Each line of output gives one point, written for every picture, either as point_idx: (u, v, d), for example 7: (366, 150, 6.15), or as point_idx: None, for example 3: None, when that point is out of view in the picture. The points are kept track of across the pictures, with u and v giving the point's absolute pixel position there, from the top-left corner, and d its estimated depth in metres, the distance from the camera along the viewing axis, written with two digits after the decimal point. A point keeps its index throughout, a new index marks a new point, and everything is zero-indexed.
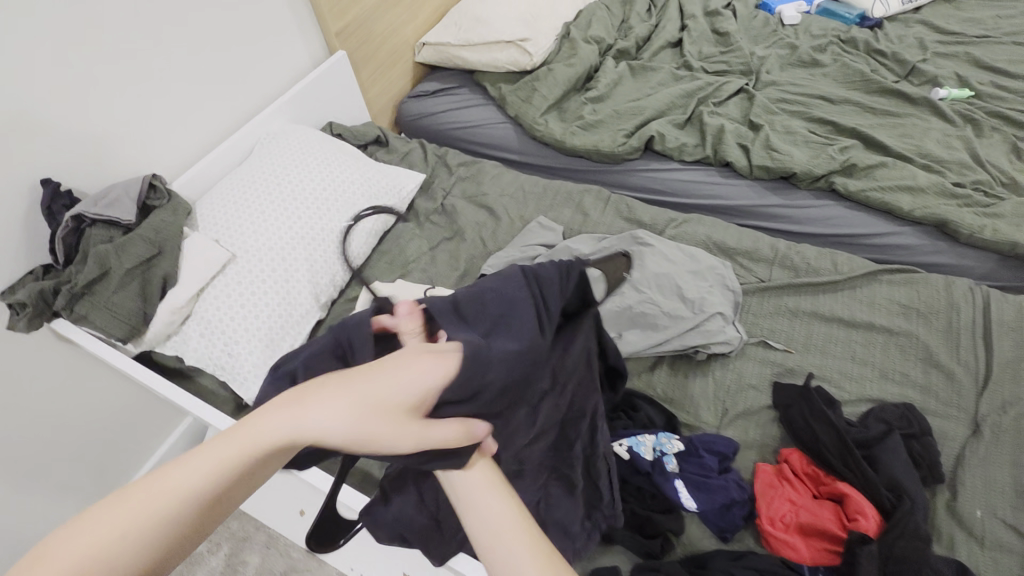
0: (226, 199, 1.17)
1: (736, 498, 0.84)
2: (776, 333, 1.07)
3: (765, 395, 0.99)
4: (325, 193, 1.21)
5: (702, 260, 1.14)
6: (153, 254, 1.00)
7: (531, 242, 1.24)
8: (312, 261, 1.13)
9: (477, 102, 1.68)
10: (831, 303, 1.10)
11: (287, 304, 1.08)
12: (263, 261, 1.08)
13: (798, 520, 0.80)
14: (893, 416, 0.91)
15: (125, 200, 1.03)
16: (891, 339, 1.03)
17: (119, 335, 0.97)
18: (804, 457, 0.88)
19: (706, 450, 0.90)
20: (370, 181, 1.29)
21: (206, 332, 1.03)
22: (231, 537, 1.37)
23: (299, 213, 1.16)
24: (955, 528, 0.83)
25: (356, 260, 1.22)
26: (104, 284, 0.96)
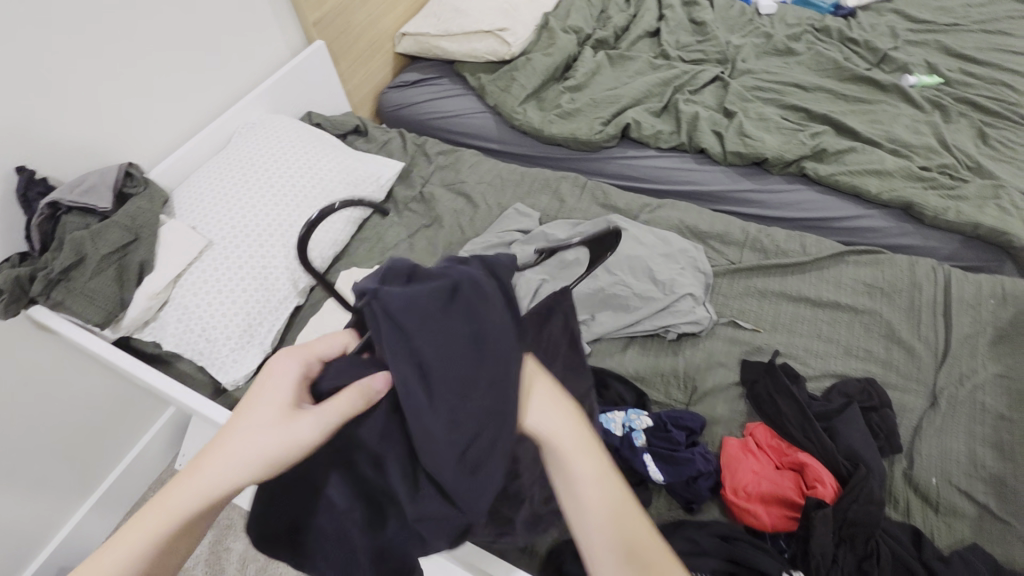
0: (202, 188, 1.18)
1: (702, 470, 0.86)
2: (745, 313, 1.10)
3: (733, 372, 1.02)
4: (302, 180, 1.22)
5: (674, 243, 1.16)
6: (129, 240, 1.01)
7: (507, 228, 1.25)
8: (288, 247, 1.14)
9: (457, 92, 1.69)
10: (799, 284, 1.13)
11: (264, 289, 1.09)
12: (239, 249, 1.09)
13: (761, 489, 0.83)
14: (854, 390, 0.95)
15: (100, 188, 1.04)
16: (856, 318, 1.07)
17: (96, 321, 0.97)
18: (769, 431, 0.91)
19: (674, 426, 0.92)
20: (348, 168, 1.30)
21: (183, 318, 1.04)
22: (216, 525, 1.39)
23: (275, 201, 1.17)
24: (911, 495, 0.86)
25: (334, 247, 1.23)
26: (81, 270, 0.97)
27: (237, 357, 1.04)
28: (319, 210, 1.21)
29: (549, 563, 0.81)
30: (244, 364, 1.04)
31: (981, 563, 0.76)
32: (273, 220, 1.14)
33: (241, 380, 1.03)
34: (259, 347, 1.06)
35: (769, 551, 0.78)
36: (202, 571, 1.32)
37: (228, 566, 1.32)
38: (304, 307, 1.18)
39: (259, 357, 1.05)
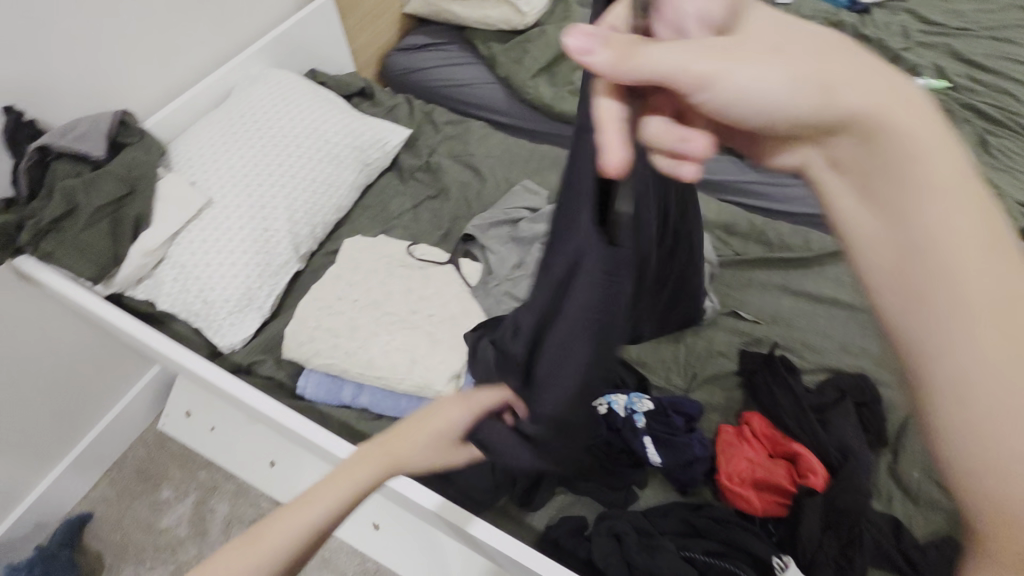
0: (202, 141, 1.13)
1: (698, 455, 0.89)
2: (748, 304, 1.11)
3: (732, 363, 1.03)
4: (307, 142, 1.18)
5: None
6: (124, 193, 0.96)
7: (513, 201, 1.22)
8: (291, 211, 1.11)
9: (467, 60, 1.64)
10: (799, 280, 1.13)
11: (264, 253, 1.06)
12: (240, 209, 1.06)
13: (755, 477, 0.85)
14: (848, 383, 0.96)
15: (93, 135, 0.99)
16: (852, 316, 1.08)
17: (87, 276, 0.93)
18: (765, 422, 0.93)
19: (674, 411, 0.94)
20: (354, 132, 1.25)
21: (180, 277, 1.00)
22: (200, 487, 1.38)
23: (278, 164, 1.13)
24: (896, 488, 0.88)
25: (336, 214, 1.20)
26: (71, 222, 0.92)
27: (235, 321, 1.02)
28: (323, 174, 1.17)
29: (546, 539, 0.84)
30: (242, 328, 1.02)
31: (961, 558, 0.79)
32: (273, 182, 1.11)
33: (238, 344, 1.02)
34: (257, 310, 1.04)
35: (759, 535, 0.80)
36: (185, 531, 1.32)
37: (212, 528, 1.32)
38: (303, 273, 1.14)
39: (256, 322, 1.04)
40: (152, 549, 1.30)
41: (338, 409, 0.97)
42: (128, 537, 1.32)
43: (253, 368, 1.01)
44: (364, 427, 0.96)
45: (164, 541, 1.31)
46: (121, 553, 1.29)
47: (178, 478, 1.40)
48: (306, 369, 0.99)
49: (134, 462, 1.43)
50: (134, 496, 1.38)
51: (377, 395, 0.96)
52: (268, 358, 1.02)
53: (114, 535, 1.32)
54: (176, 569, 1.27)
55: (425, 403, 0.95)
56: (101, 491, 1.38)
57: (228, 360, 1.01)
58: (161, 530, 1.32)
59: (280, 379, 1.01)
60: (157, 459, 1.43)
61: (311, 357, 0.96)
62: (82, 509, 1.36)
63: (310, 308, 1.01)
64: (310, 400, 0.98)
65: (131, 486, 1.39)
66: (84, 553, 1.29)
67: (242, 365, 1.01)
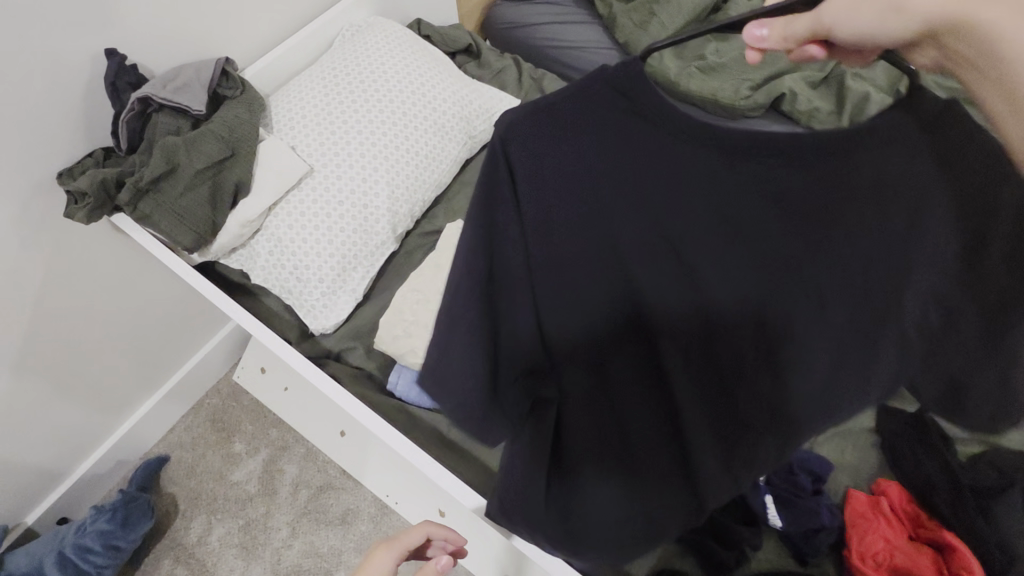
0: (303, 98, 1.03)
1: (825, 524, 0.80)
2: None
3: (868, 418, 0.91)
4: (413, 108, 1.06)
5: None
6: (225, 155, 0.88)
7: None
8: (392, 187, 1.01)
9: (582, 18, 1.45)
10: None
11: (362, 232, 0.98)
12: (341, 182, 0.97)
13: (892, 563, 0.76)
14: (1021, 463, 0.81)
15: (194, 86, 0.91)
16: None
17: (185, 244, 0.88)
18: (904, 494, 0.83)
19: (800, 468, 0.85)
20: (462, 100, 1.13)
21: (276, 251, 0.95)
22: (270, 445, 1.40)
23: (382, 131, 1.02)
24: None
25: (435, 190, 1.09)
26: (171, 182, 0.86)
27: (328, 303, 0.96)
28: (428, 147, 1.06)
29: None
30: (335, 311, 0.96)
31: None
32: (375, 152, 1.00)
33: (330, 327, 0.96)
34: (351, 294, 0.98)
35: None
36: (254, 488, 1.35)
37: (281, 488, 1.34)
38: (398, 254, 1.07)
39: (350, 305, 0.97)
40: (224, 500, 1.33)
41: (430, 413, 0.92)
42: (201, 484, 1.35)
43: (345, 356, 0.96)
44: (456, 436, 0.90)
45: (236, 493, 1.34)
46: (195, 500, 1.34)
47: (249, 432, 1.41)
48: (399, 365, 0.93)
49: (208, 410, 1.45)
50: (208, 444, 1.40)
51: None
52: (360, 346, 0.97)
53: (189, 480, 1.36)
54: (246, 523, 1.31)
55: None
56: (177, 435, 1.41)
57: (319, 344, 0.96)
58: (233, 482, 1.35)
59: (371, 370, 0.95)
60: (230, 410, 1.44)
61: (408, 355, 0.90)
62: (160, 451, 1.39)
63: (409, 301, 0.94)
64: (401, 398, 0.92)
65: (205, 434, 1.42)
66: (162, 495, 1.34)
67: (333, 351, 0.96)
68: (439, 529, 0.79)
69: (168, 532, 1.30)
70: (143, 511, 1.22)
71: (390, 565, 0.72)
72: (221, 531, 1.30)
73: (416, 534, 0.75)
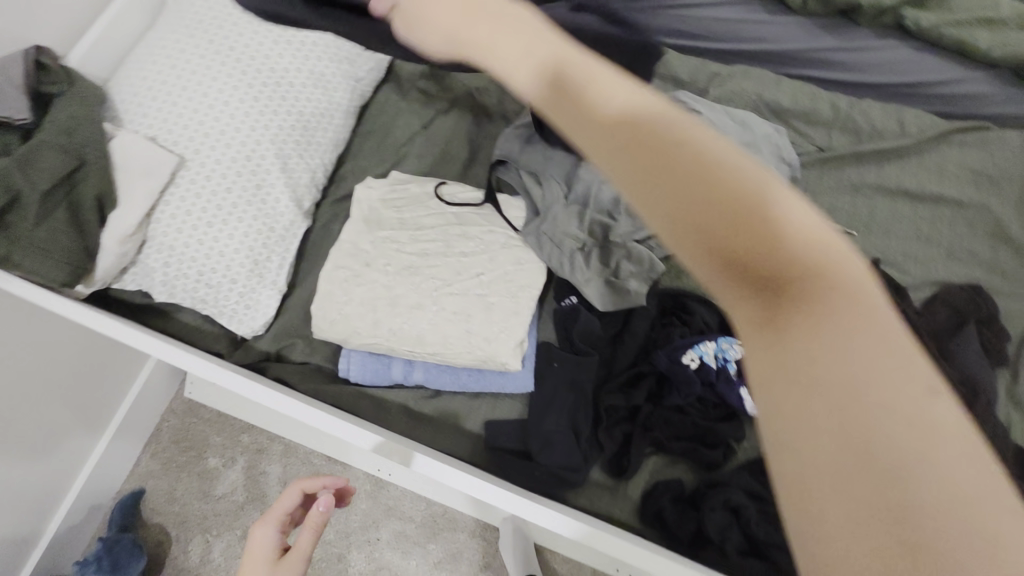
0: (148, 75, 0.87)
1: None
2: (837, 213, 0.95)
3: None
4: (281, 61, 0.92)
5: (756, 128, 0.97)
6: (74, 166, 0.75)
7: None
8: (283, 157, 0.89)
9: None
10: (896, 175, 0.96)
11: (264, 216, 0.87)
12: (222, 165, 0.85)
13: None
14: (961, 301, 0.86)
15: (7, 89, 0.74)
16: (959, 214, 0.93)
17: (62, 280, 0.76)
18: None
19: None
20: (336, 38, 0.98)
21: (171, 261, 0.84)
22: (246, 450, 1.34)
23: (252, 96, 0.88)
24: (1012, 410, 0.82)
25: (336, 150, 0.98)
26: (18, 215, 0.72)
27: (250, 303, 0.87)
28: (312, 103, 0.94)
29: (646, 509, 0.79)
30: (261, 310, 0.87)
31: None
32: (251, 122, 0.88)
33: (260, 328, 0.88)
34: (273, 287, 0.88)
35: None
36: (242, 495, 1.31)
37: (270, 489, 1.31)
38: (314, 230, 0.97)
39: (275, 299, 0.88)
40: (215, 515, 1.30)
41: (391, 391, 0.87)
42: (187, 507, 1.31)
43: (286, 354, 0.89)
44: (425, 407, 0.86)
45: (226, 506, 1.30)
46: (185, 524, 1.29)
47: (220, 444, 1.35)
48: (346, 350, 0.87)
49: (170, 432, 1.37)
50: (181, 466, 1.34)
51: (432, 370, 0.85)
52: (300, 341, 0.89)
53: (173, 506, 1.31)
54: (244, 532, 1.28)
55: (491, 375, 0.85)
56: (145, 465, 1.34)
57: (254, 349, 0.88)
58: (219, 496, 1.31)
59: (317, 363, 0.89)
60: (193, 426, 1.37)
61: (352, 338, 0.84)
62: (132, 486, 1.33)
63: (336, 280, 0.86)
64: (358, 383, 0.86)
65: (175, 457, 1.35)
66: (149, 527, 1.29)
67: (271, 352, 0.88)
68: (308, 484, 0.81)
69: (168, 562, 1.27)
70: (132, 550, 1.17)
71: (275, 539, 0.75)
72: (221, 546, 1.27)
73: (287, 499, 0.78)
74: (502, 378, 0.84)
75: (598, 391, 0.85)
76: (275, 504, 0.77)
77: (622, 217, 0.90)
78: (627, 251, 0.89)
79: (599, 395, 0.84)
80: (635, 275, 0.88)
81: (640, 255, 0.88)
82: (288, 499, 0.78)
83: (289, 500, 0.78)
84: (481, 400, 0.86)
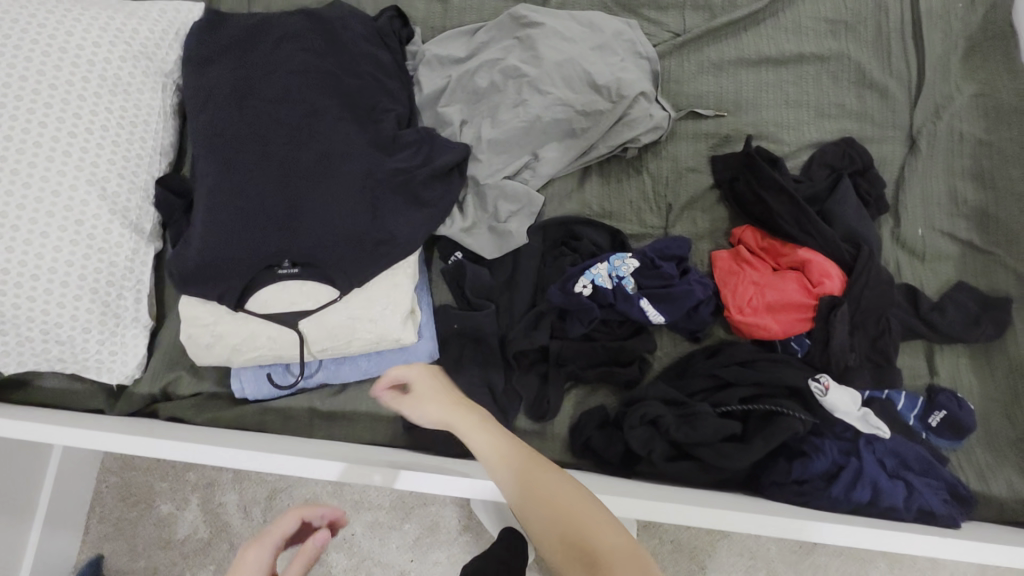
0: None
1: (702, 298, 0.79)
2: (705, 99, 0.92)
3: (706, 176, 0.89)
4: (65, 74, 0.81)
5: (604, 28, 0.91)
6: None
7: (387, 61, 0.92)
8: (99, 182, 0.80)
9: None
10: (755, 44, 0.92)
11: (98, 251, 0.78)
12: (28, 208, 0.76)
13: (767, 301, 0.77)
14: (836, 158, 0.85)
15: None
16: (821, 70, 0.91)
17: None
18: (758, 234, 0.83)
19: (661, 259, 0.82)
20: (125, 33, 0.86)
21: (7, 327, 0.76)
22: (196, 488, 1.29)
23: (42, 123, 0.78)
24: (900, 253, 0.83)
25: (166, 157, 0.89)
26: None
27: (115, 348, 0.80)
28: (117, 112, 0.83)
29: (575, 444, 0.78)
30: (131, 351, 0.81)
31: (969, 300, 0.79)
32: (49, 154, 0.78)
33: (136, 370, 0.81)
34: (136, 324, 0.82)
35: (789, 361, 0.74)
36: (206, 532, 1.27)
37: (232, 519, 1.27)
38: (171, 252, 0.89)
39: (143, 336, 0.82)
40: (183, 559, 1.26)
41: (293, 398, 0.81)
42: (152, 559, 1.26)
43: (173, 391, 0.82)
44: (332, 405, 0.81)
45: (192, 547, 1.27)
46: None
47: (167, 489, 1.30)
48: (234, 369, 0.81)
49: (110, 492, 1.30)
50: (133, 523, 1.29)
51: (331, 366, 0.81)
52: (184, 373, 0.83)
53: (138, 563, 1.26)
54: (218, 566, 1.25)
55: (392, 355, 0.81)
56: (95, 533, 1.28)
57: (137, 395, 0.81)
58: (182, 540, 1.27)
59: (209, 391, 0.83)
60: (133, 480, 1.30)
61: (234, 356, 0.79)
62: (88, 556, 1.27)
63: (199, 300, 0.79)
64: (257, 399, 0.81)
65: (124, 516, 1.29)
66: None
67: (157, 393, 0.82)
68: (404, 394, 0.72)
69: None
70: None
71: (271, 563, 0.59)
72: None
73: (430, 408, 0.68)
74: (403, 354, 0.81)
75: (501, 342, 0.82)
76: (271, 527, 0.62)
77: (486, 155, 0.87)
78: (501, 190, 0.85)
79: (503, 347, 0.81)
80: (517, 213, 0.85)
81: (514, 191, 0.85)
82: (288, 524, 0.63)
83: (289, 524, 0.63)
84: None
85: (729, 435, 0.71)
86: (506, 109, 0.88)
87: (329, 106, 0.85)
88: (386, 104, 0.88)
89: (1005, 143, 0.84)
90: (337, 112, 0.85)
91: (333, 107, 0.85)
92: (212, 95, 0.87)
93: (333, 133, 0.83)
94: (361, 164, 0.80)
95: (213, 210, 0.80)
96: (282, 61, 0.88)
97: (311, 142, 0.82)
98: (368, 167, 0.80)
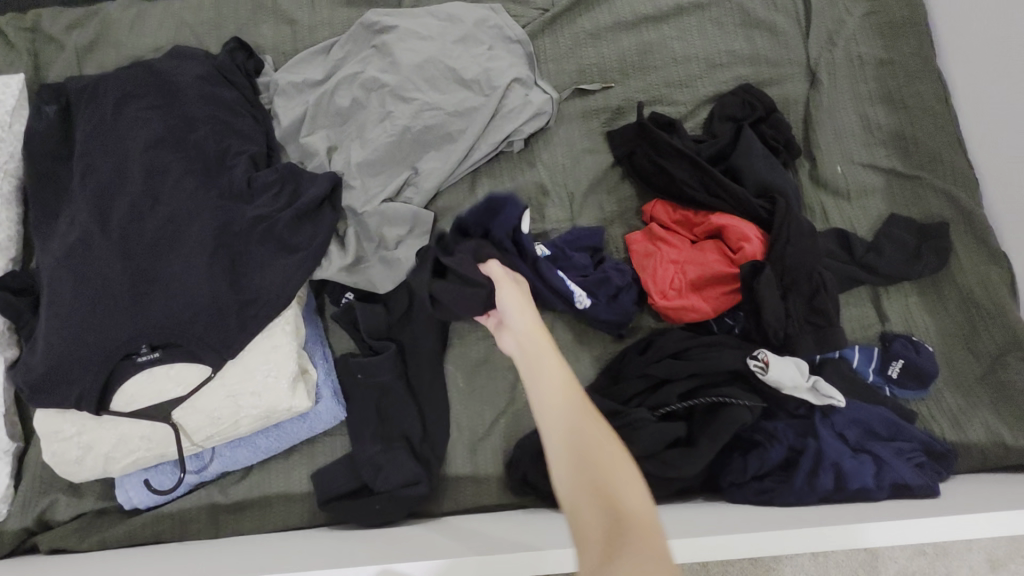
0: None
1: (621, 286, 0.72)
2: (588, 72, 0.84)
3: (605, 154, 0.80)
4: None
5: (464, 17, 0.82)
6: None
7: (232, 98, 0.81)
8: None
9: None
10: (629, 4, 0.85)
11: None
12: None
13: (689, 279, 0.69)
14: (735, 108, 0.78)
15: None
16: (704, 18, 0.84)
17: None
18: (669, 206, 0.75)
19: (571, 248, 0.74)
20: None
21: None
22: None
23: None
24: (823, 195, 0.76)
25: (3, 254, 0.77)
26: None
27: None
28: None
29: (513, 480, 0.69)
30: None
31: (904, 233, 0.72)
32: None
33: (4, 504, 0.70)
34: None
35: (725, 343, 0.67)
36: None
37: None
38: None
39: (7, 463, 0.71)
40: None
41: (191, 495, 0.71)
42: None
43: (50, 519, 0.71)
44: (236, 495, 0.71)
45: None
46: None
47: None
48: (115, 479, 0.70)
49: None
50: None
51: (225, 452, 0.71)
52: (60, 495, 0.71)
53: None
54: None
55: (292, 426, 0.71)
56: None
57: (7, 533, 0.70)
58: None
59: (94, 508, 0.72)
60: None
61: (108, 466, 0.68)
62: None
63: (55, 412, 0.68)
64: (149, 507, 0.71)
65: None
66: None
67: (32, 525, 0.71)
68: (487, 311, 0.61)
69: None
70: None
71: None
72: None
73: (526, 319, 0.58)
74: (305, 422, 0.71)
75: (411, 386, 0.72)
76: None
77: (357, 181, 0.77)
78: (382, 215, 0.76)
79: (413, 391, 0.72)
80: (406, 238, 0.76)
81: (398, 214, 0.76)
82: None
83: None
84: (295, 456, 0.72)
85: (673, 439, 0.63)
86: (372, 125, 0.79)
87: (170, 162, 0.75)
88: (234, 143, 0.78)
89: (905, 59, 0.78)
90: (180, 167, 0.75)
91: (174, 162, 0.75)
92: (42, 181, 0.77)
93: (178, 189, 0.74)
94: (211, 220, 0.71)
95: (51, 305, 0.69)
96: (121, 124, 0.78)
97: (156, 209, 0.73)
98: (221, 221, 0.71)
